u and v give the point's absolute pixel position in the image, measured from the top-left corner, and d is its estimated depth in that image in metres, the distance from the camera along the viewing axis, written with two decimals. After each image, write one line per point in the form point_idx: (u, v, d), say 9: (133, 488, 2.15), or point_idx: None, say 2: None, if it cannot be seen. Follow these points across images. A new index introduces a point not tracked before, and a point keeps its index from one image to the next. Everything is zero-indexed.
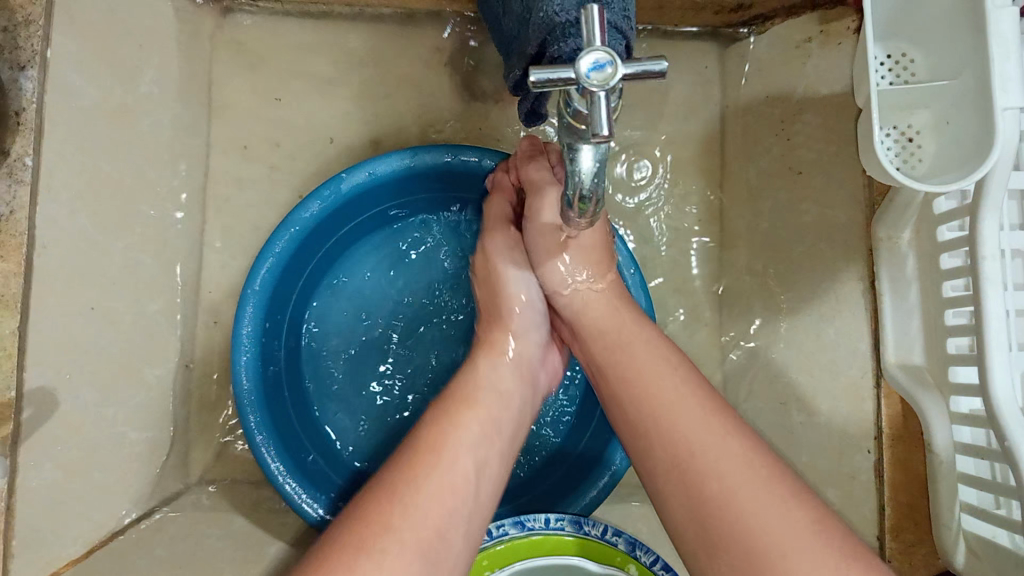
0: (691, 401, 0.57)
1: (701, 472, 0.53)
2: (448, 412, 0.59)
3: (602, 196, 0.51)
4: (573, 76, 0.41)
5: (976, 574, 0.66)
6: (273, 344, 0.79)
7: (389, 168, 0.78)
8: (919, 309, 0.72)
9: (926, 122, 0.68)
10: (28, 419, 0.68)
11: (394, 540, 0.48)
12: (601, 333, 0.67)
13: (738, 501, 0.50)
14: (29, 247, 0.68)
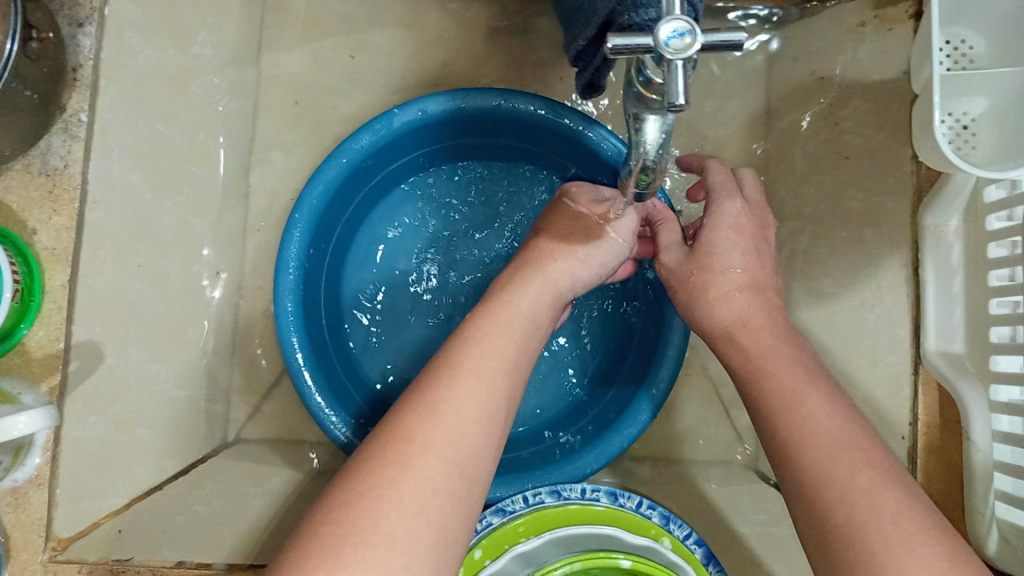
0: (810, 392, 0.55)
1: (817, 460, 0.50)
2: (451, 359, 0.55)
3: (663, 168, 0.51)
4: (650, 44, 0.40)
5: (1010, 562, 0.67)
6: (316, 270, 0.81)
7: (437, 109, 0.78)
8: (963, 299, 0.74)
9: (984, 110, 0.68)
10: (74, 372, 0.72)
11: (395, 500, 0.45)
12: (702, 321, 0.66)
13: (817, 456, 0.51)
14: (81, 202, 0.73)
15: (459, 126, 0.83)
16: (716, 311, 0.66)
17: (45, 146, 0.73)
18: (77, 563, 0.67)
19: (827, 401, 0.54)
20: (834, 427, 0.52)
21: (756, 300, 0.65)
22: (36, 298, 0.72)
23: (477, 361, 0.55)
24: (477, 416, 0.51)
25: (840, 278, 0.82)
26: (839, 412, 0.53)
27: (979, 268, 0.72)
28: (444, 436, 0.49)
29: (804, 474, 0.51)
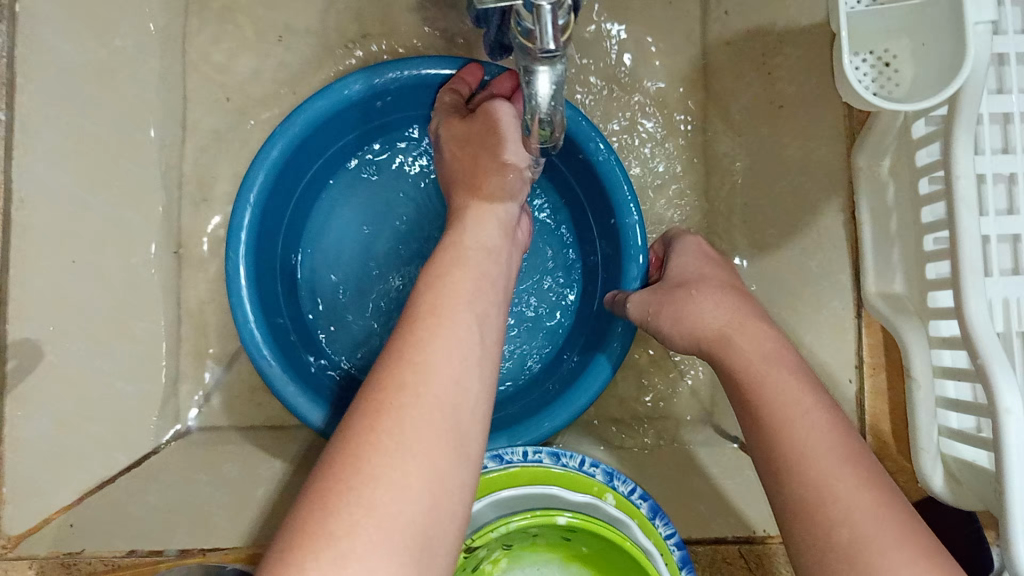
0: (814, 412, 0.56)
1: (815, 481, 0.52)
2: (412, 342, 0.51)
3: (561, 120, 0.51)
4: None
5: (957, 498, 0.67)
6: (264, 272, 0.75)
7: (356, 87, 0.73)
8: (898, 238, 0.72)
9: (904, 46, 0.66)
10: (14, 370, 0.75)
11: (362, 519, 0.42)
12: (688, 325, 0.66)
13: (816, 476, 0.52)
14: (6, 199, 0.76)
15: (386, 100, 0.77)
16: (701, 322, 0.65)
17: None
18: (27, 560, 0.72)
19: (815, 401, 0.56)
20: (826, 438, 0.54)
21: (737, 308, 0.65)
22: None
23: (451, 315, 0.53)
24: (463, 369, 0.50)
25: (782, 229, 0.81)
26: (826, 419, 0.55)
27: (911, 207, 0.71)
28: (436, 395, 0.48)
29: (798, 476, 0.52)
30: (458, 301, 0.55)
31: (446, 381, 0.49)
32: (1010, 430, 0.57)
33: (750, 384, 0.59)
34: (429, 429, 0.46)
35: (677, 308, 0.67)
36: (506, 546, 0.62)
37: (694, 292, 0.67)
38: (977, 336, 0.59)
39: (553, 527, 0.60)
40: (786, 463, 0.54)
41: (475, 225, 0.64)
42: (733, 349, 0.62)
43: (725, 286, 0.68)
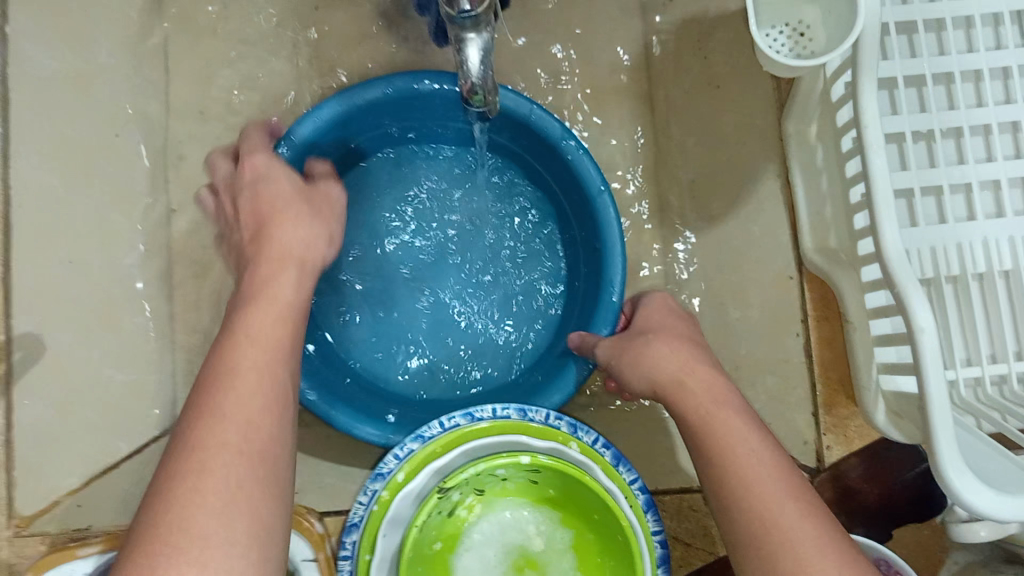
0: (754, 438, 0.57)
1: (761, 504, 0.53)
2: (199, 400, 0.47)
3: (492, 85, 0.58)
4: None
5: (899, 430, 0.71)
6: None
7: (334, 109, 0.74)
8: (829, 195, 0.78)
9: (816, 17, 0.74)
10: (19, 361, 0.78)
11: None
12: (652, 361, 0.65)
13: (762, 495, 0.53)
14: (5, 205, 0.80)
15: (372, 114, 0.78)
16: (659, 372, 0.64)
17: None
18: (40, 537, 0.75)
19: (753, 432, 0.57)
20: (767, 466, 0.55)
21: (697, 359, 0.65)
22: None
23: (253, 352, 0.50)
24: (256, 406, 0.47)
25: (726, 200, 0.88)
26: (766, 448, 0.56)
27: (837, 164, 0.77)
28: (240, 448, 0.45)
29: (746, 500, 0.53)
30: (261, 340, 0.50)
31: (238, 427, 0.46)
32: (924, 346, 0.62)
33: (698, 423, 0.59)
34: (229, 482, 0.44)
35: (635, 355, 0.66)
36: (478, 492, 0.67)
37: (653, 342, 0.66)
38: (892, 267, 0.65)
39: (519, 469, 0.66)
40: (731, 485, 0.55)
41: (288, 244, 0.58)
42: (688, 392, 0.62)
43: (682, 337, 0.68)
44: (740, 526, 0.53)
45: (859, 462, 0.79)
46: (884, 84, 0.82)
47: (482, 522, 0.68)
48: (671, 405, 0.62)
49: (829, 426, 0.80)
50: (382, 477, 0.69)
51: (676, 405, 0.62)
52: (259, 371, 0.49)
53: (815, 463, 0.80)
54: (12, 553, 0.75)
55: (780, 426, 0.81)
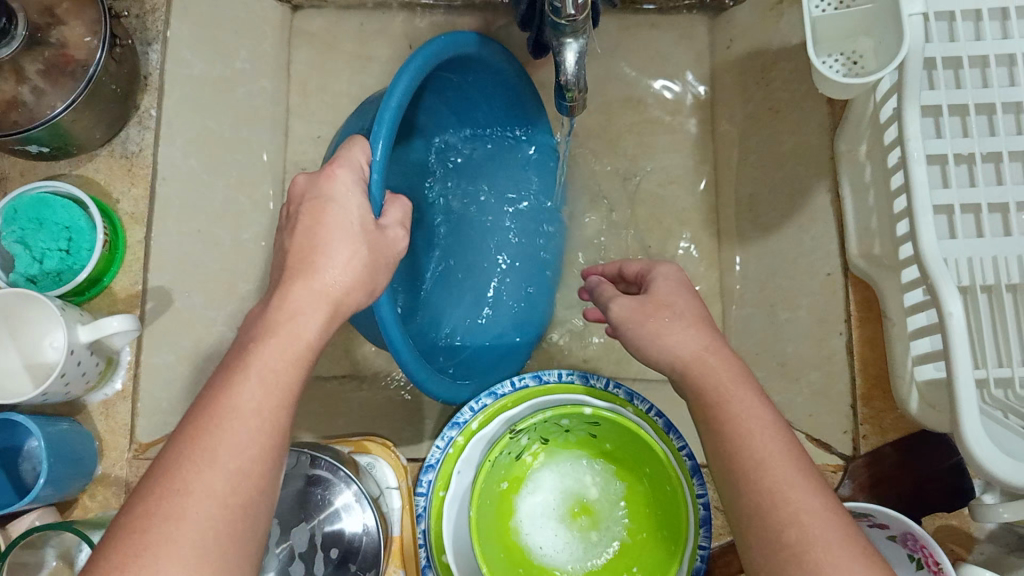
0: (767, 429, 0.59)
1: (770, 485, 0.56)
2: (200, 415, 0.51)
3: (584, 86, 0.69)
4: None
5: (929, 417, 0.78)
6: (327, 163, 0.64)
7: (472, 44, 0.81)
8: (876, 208, 0.85)
9: (868, 47, 0.84)
10: (151, 310, 0.87)
11: None
12: (657, 335, 0.67)
13: (769, 477, 0.56)
14: (152, 176, 0.89)
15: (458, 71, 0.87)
16: (677, 352, 0.65)
17: (124, 135, 0.89)
18: None
19: (762, 417, 0.60)
20: (774, 445, 0.58)
21: (712, 343, 0.65)
22: (120, 250, 0.86)
23: (258, 393, 0.52)
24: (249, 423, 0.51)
25: (780, 213, 0.97)
26: (786, 446, 0.58)
27: (883, 178, 0.84)
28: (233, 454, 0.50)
29: (757, 480, 0.56)
30: (270, 382, 0.53)
31: (234, 444, 0.50)
32: (953, 328, 0.69)
33: (719, 401, 0.61)
34: (202, 519, 0.47)
35: (647, 334, 0.68)
36: (543, 441, 0.75)
37: (672, 317, 0.67)
38: (927, 261, 0.72)
39: (581, 421, 0.74)
40: (745, 470, 0.58)
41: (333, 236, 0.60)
42: (709, 370, 0.64)
43: (696, 310, 0.69)
44: (749, 504, 0.56)
45: (894, 452, 0.85)
46: (929, 113, 0.90)
47: (545, 469, 0.76)
48: (691, 380, 0.64)
49: (867, 417, 0.85)
50: (457, 425, 0.78)
51: (698, 379, 0.63)
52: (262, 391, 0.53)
53: (850, 452, 0.86)
54: (129, 473, 0.83)
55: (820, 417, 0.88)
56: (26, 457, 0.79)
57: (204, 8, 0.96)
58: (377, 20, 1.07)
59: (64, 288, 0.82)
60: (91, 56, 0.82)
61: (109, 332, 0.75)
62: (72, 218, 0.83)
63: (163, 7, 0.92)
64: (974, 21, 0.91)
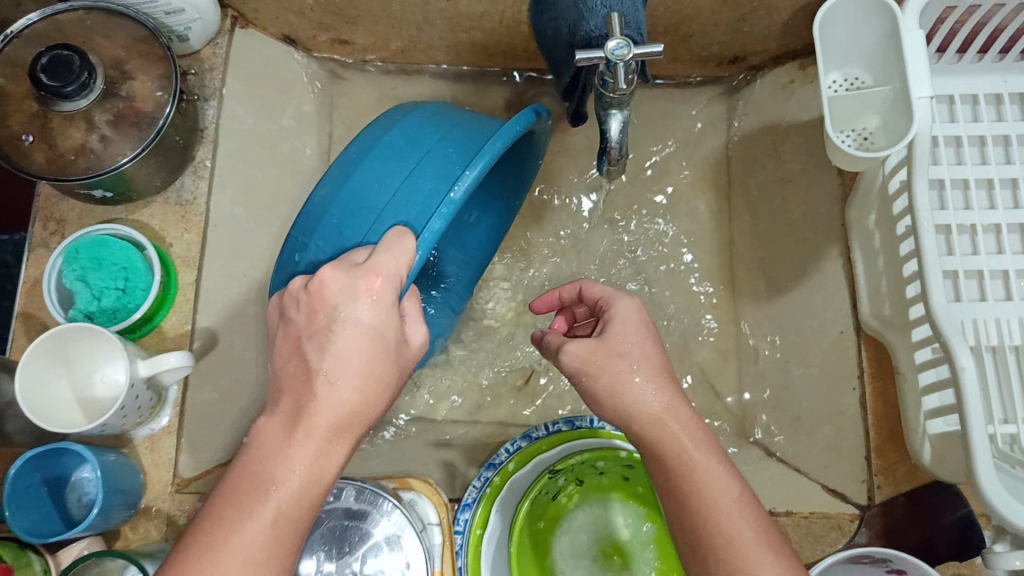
0: (735, 504, 0.62)
1: (741, 568, 0.60)
2: (214, 537, 0.57)
3: (624, 152, 0.75)
4: (602, 55, 0.65)
5: (940, 467, 0.83)
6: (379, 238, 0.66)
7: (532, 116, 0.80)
8: (885, 271, 0.92)
9: (876, 124, 0.92)
10: (198, 349, 0.90)
11: None
12: (613, 391, 0.67)
13: (740, 561, 0.60)
14: (205, 223, 0.94)
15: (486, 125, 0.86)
16: (636, 409, 0.66)
17: (179, 184, 0.94)
18: (197, 494, 0.85)
19: (730, 491, 0.63)
20: (743, 524, 0.62)
21: (669, 400, 0.67)
22: (172, 291, 0.90)
23: (266, 514, 0.58)
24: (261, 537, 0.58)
25: (793, 275, 1.03)
26: (749, 520, 0.62)
27: (890, 245, 0.91)
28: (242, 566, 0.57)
29: (729, 564, 0.60)
30: (280, 504, 0.59)
31: (240, 555, 0.57)
32: (966, 382, 0.74)
33: (682, 472, 0.64)
34: None
35: (607, 389, 0.67)
36: (578, 482, 0.79)
37: (627, 368, 0.67)
38: (938, 319, 0.78)
39: (616, 463, 0.77)
40: (715, 551, 0.61)
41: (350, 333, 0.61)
42: (668, 435, 0.65)
43: (651, 357, 0.68)
44: None
45: (906, 503, 0.88)
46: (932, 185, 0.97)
47: (579, 510, 0.79)
48: (650, 444, 0.66)
49: (880, 469, 0.89)
50: (493, 466, 0.82)
51: (658, 446, 0.65)
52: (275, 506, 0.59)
53: (866, 501, 0.89)
54: (171, 507, 0.85)
55: (836, 468, 0.92)
56: (72, 488, 0.82)
57: (257, 68, 1.03)
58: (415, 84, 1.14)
59: (118, 325, 0.86)
60: (157, 109, 0.88)
61: (166, 368, 0.79)
62: (130, 259, 0.88)
63: (221, 67, 0.98)
64: (971, 104, 1.00)
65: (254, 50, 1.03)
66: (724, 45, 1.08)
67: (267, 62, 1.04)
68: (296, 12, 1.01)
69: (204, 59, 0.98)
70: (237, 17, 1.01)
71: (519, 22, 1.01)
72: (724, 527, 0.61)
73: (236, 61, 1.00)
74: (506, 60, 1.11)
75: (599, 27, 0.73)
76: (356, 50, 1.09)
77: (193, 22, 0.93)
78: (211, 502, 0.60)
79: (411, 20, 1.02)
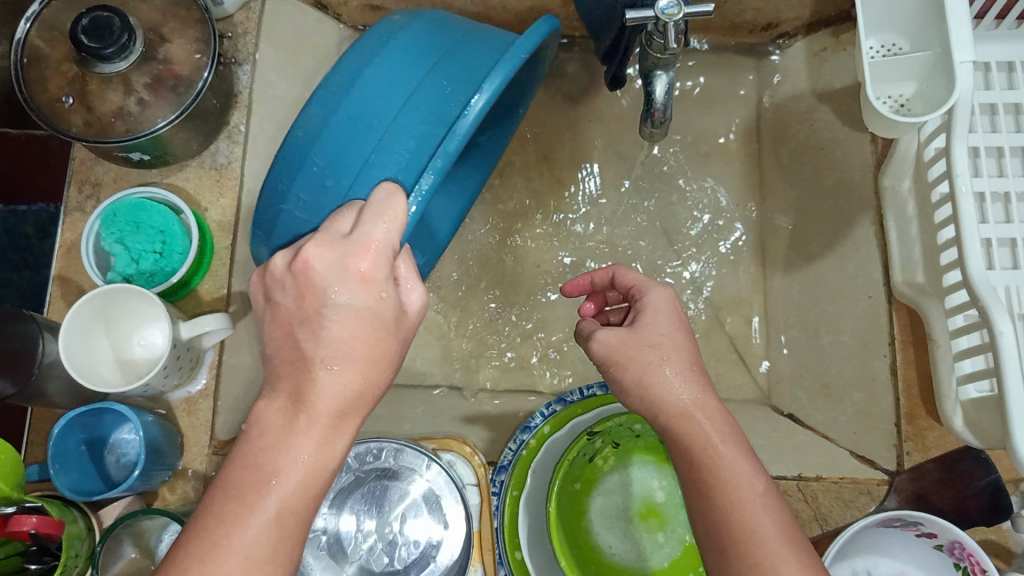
0: (757, 498, 0.61)
1: (761, 560, 0.58)
2: (217, 520, 0.55)
3: (668, 113, 0.76)
4: (652, 14, 0.65)
5: (972, 432, 0.83)
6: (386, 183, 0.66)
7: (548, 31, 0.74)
8: (920, 239, 0.92)
9: (913, 91, 0.92)
10: (233, 313, 0.91)
11: None
12: (642, 381, 0.68)
13: (761, 552, 0.58)
14: (240, 188, 0.94)
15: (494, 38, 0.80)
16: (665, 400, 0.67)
17: (213, 148, 0.95)
18: None
19: (755, 485, 0.62)
20: (765, 519, 0.60)
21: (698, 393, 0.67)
22: (207, 256, 0.91)
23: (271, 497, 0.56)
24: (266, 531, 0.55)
25: (826, 242, 1.02)
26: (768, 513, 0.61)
27: (925, 212, 0.91)
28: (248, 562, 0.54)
29: (749, 555, 0.59)
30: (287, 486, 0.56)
31: (244, 552, 0.54)
32: (1004, 345, 0.75)
33: (705, 464, 0.63)
34: None
35: (641, 379, 0.68)
36: (615, 444, 0.79)
37: (657, 360, 0.68)
38: (976, 284, 0.78)
39: (653, 427, 0.79)
40: (735, 542, 0.60)
41: (339, 319, 0.58)
42: (694, 428, 0.65)
43: (682, 349, 0.70)
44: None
45: (936, 469, 0.89)
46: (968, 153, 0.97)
47: (615, 473, 0.78)
48: (676, 435, 0.65)
49: (910, 434, 0.90)
50: (529, 429, 0.84)
51: (683, 438, 0.65)
52: (279, 498, 0.56)
53: (895, 467, 0.90)
54: (208, 468, 0.86)
55: (865, 435, 0.92)
56: (111, 449, 0.82)
57: (290, 34, 1.03)
58: None
59: (155, 288, 0.86)
60: (194, 72, 0.88)
61: (207, 330, 0.80)
62: (167, 223, 0.87)
63: (254, 31, 0.99)
64: (1007, 71, 0.99)
65: (286, 15, 1.03)
66: (758, 11, 1.07)
67: (299, 27, 1.04)
68: None
69: (237, 24, 0.98)
70: None
71: None
72: (746, 519, 0.60)
73: (269, 26, 1.00)
74: None
75: None
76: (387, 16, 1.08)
77: None
78: (214, 490, 0.57)
79: None
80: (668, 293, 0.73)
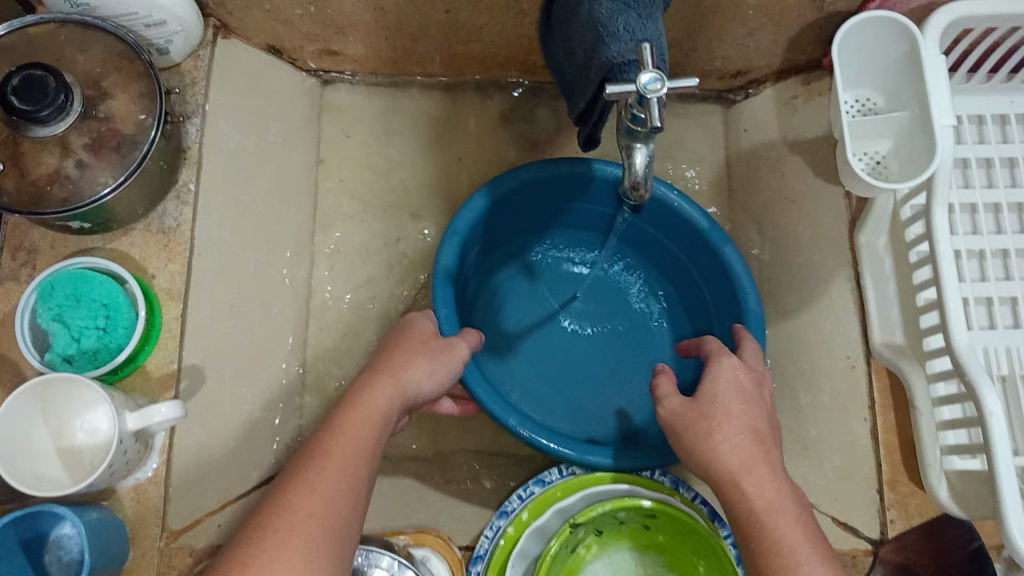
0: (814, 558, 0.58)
1: None
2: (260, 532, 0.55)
3: (648, 183, 0.72)
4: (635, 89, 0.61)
5: (961, 506, 0.82)
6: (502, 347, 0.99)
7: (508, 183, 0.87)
8: (898, 298, 0.91)
9: (889, 149, 0.90)
10: (184, 389, 0.85)
11: None
12: (698, 435, 0.68)
13: None
14: (190, 252, 0.88)
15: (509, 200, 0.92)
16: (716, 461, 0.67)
17: (161, 210, 0.88)
18: (188, 549, 0.81)
19: (814, 546, 0.59)
20: None
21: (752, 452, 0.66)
22: (156, 329, 0.84)
23: (312, 499, 0.58)
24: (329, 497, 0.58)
25: (801, 297, 1.00)
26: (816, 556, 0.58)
27: (904, 271, 0.91)
28: (327, 519, 0.57)
29: None
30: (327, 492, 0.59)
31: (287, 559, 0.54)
32: (994, 424, 0.73)
33: (758, 522, 0.61)
34: None
35: (698, 437, 0.68)
36: (597, 534, 0.75)
37: (726, 416, 0.68)
38: (962, 357, 0.77)
39: (637, 513, 0.74)
40: None
41: (412, 365, 0.72)
42: (752, 482, 0.63)
43: (748, 414, 0.68)
44: None
45: (920, 537, 0.87)
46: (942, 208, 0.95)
47: (597, 561, 0.77)
48: (733, 491, 0.64)
49: (891, 501, 0.89)
50: (505, 514, 0.79)
51: (740, 493, 0.63)
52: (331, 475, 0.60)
53: (878, 535, 0.88)
54: (162, 563, 0.80)
55: (848, 500, 0.90)
56: (51, 547, 0.75)
57: (242, 82, 0.97)
58: (407, 95, 1.08)
59: (100, 369, 0.79)
60: (140, 131, 0.81)
61: (156, 421, 0.72)
62: (110, 294, 0.81)
63: (204, 81, 0.92)
64: (977, 124, 0.99)
65: (237, 62, 0.97)
66: (728, 59, 1.04)
67: (253, 75, 0.98)
68: (283, 22, 0.94)
69: (183, 73, 0.91)
70: (219, 26, 0.94)
71: (521, 35, 0.96)
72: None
73: (218, 74, 0.94)
74: (503, 73, 1.06)
75: (619, 54, 0.68)
76: (346, 61, 1.03)
77: (173, 35, 0.86)
78: (266, 503, 0.58)
79: (407, 31, 0.96)
80: (736, 363, 0.74)
